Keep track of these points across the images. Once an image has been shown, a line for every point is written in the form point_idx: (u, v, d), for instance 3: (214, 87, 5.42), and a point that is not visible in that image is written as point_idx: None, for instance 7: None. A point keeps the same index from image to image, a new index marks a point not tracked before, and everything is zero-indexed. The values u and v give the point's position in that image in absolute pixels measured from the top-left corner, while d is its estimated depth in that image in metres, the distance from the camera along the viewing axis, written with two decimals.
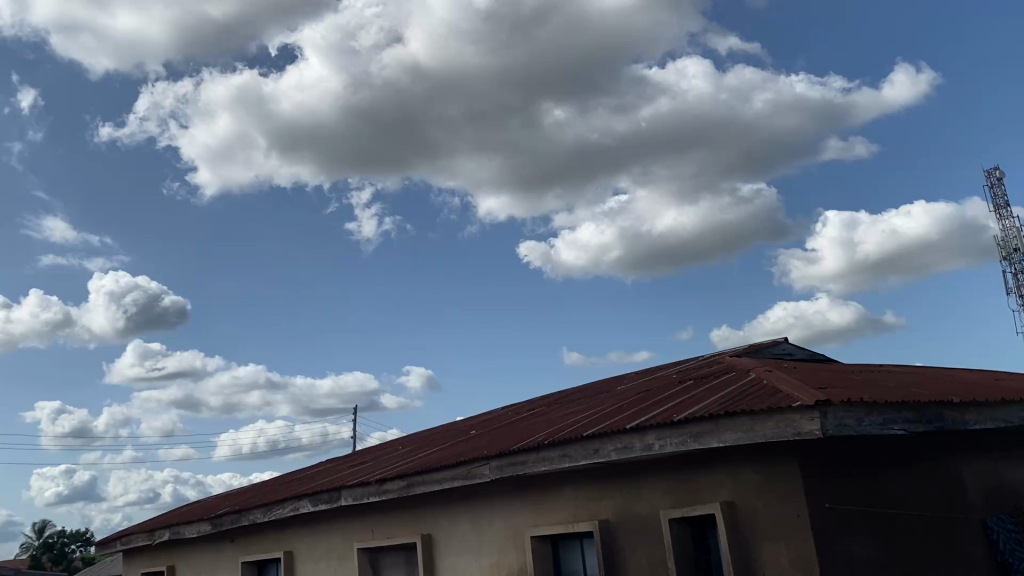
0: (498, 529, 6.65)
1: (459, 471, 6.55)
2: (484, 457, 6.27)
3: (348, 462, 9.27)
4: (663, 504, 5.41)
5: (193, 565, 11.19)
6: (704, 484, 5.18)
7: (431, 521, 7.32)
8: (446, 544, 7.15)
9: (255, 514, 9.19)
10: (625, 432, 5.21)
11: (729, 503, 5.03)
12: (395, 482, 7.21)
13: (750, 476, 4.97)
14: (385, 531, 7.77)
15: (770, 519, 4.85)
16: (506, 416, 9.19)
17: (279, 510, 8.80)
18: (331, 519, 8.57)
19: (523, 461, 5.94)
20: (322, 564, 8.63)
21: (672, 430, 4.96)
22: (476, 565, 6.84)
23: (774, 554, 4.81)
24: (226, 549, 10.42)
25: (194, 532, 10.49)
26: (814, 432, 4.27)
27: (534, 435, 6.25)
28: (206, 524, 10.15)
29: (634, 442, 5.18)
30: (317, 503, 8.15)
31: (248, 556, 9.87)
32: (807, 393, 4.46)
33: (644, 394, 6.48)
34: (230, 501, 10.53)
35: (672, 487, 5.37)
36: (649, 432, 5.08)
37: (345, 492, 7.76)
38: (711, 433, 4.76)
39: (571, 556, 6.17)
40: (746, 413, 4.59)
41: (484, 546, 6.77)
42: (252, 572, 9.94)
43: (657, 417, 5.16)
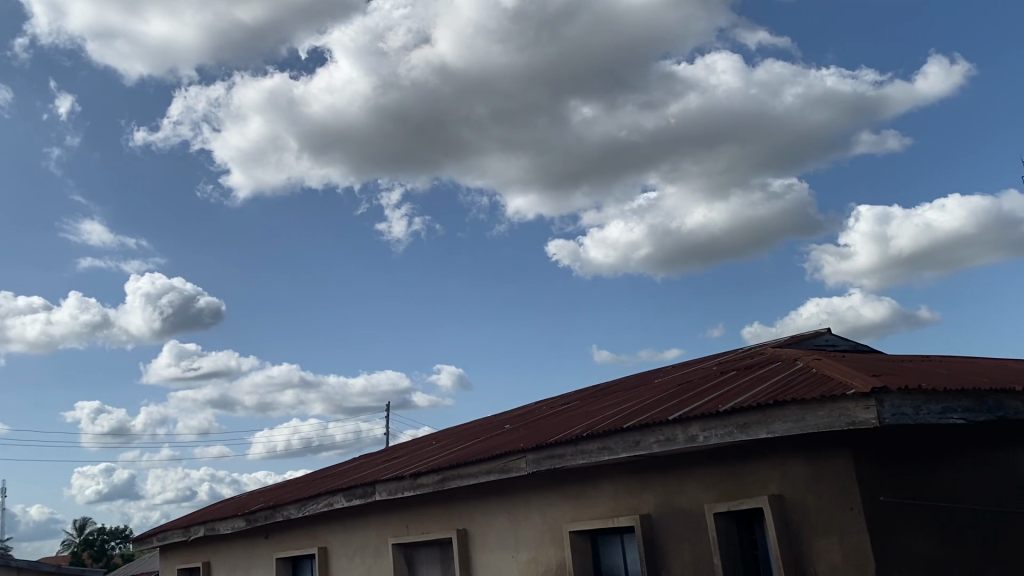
0: (535, 525, 6.50)
1: (496, 464, 6.40)
2: (520, 451, 6.11)
3: (381, 457, 9.17)
4: (707, 498, 5.22)
5: (228, 561, 11.18)
6: (751, 477, 4.99)
7: (467, 517, 7.19)
8: (482, 540, 7.02)
9: (289, 510, 9.13)
10: (667, 423, 5.02)
11: (777, 496, 4.83)
12: (429, 477, 7.08)
13: (799, 468, 4.76)
14: (419, 526, 7.65)
15: (821, 513, 4.64)
16: (541, 410, 9.03)
17: (312, 505, 8.72)
18: (364, 515, 8.48)
19: (561, 454, 5.78)
20: (357, 560, 8.55)
21: (717, 420, 4.77)
22: (513, 561, 6.69)
23: (826, 549, 4.61)
24: (260, 545, 10.39)
25: (228, 529, 10.47)
26: (870, 421, 4.06)
27: (572, 427, 6.08)
28: (240, 520, 10.12)
29: (677, 433, 4.99)
30: (351, 498, 8.06)
31: (283, 552, 9.82)
32: (862, 380, 4.24)
33: (685, 385, 6.28)
34: (264, 497, 10.50)
35: (716, 480, 5.18)
36: (693, 423, 4.90)
37: (379, 487, 7.65)
38: (758, 423, 4.57)
39: (611, 552, 6.00)
40: (796, 402, 4.39)
41: (521, 542, 6.62)
42: (287, 568, 9.89)
43: (701, 408, 4.97)
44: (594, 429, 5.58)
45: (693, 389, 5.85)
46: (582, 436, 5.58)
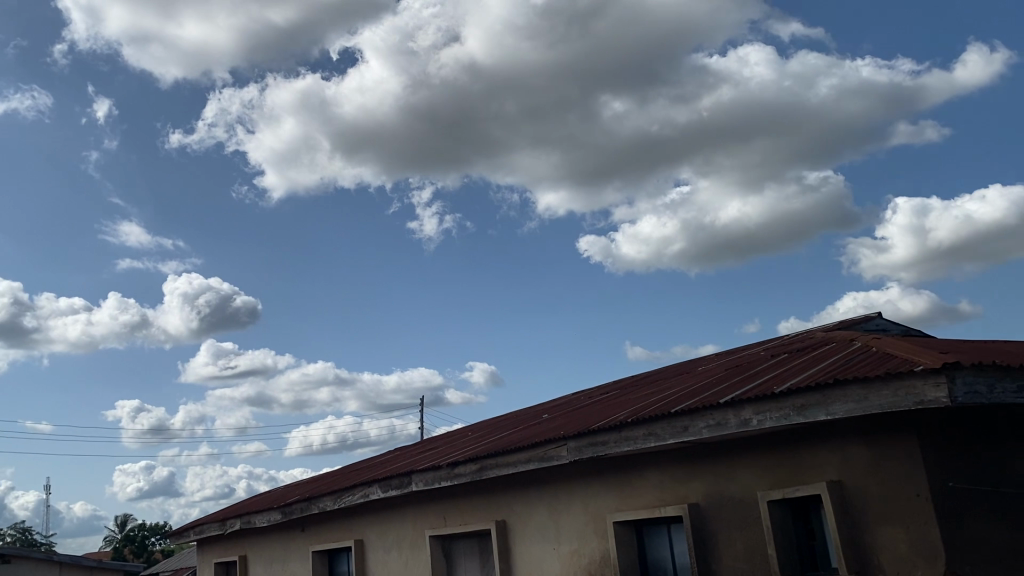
0: (578, 515, 6.28)
1: (535, 453, 6.19)
2: (561, 438, 5.90)
3: (417, 448, 9.01)
4: (761, 485, 4.96)
5: (264, 554, 11.12)
6: (807, 463, 4.73)
7: (505, 507, 6.99)
8: (522, 531, 6.82)
9: (324, 502, 9.01)
10: (718, 407, 4.78)
11: (837, 483, 4.57)
12: (467, 466, 6.89)
13: (860, 453, 4.50)
14: (457, 518, 7.47)
15: (884, 500, 4.37)
16: (580, 399, 8.80)
17: (348, 497, 8.60)
18: (401, 507, 8.33)
19: (604, 441, 5.55)
20: (393, 552, 8.40)
21: (772, 403, 4.52)
22: (554, 553, 6.49)
23: (890, 538, 4.33)
24: (296, 538, 10.31)
25: (264, 521, 10.40)
26: (940, 400, 3.78)
27: (616, 414, 5.85)
28: (276, 513, 10.04)
29: (729, 418, 4.74)
30: (388, 489, 7.90)
31: (319, 545, 9.72)
32: (930, 357, 3.97)
33: (732, 370, 6.01)
34: (299, 490, 10.41)
35: (770, 467, 4.92)
36: (746, 406, 4.65)
37: (416, 477, 7.49)
38: (817, 405, 4.31)
39: (658, 543, 5.77)
40: (858, 382, 4.12)
41: (563, 533, 6.40)
42: (323, 561, 9.80)
43: (754, 390, 4.72)
44: (639, 415, 5.35)
45: (742, 373, 5.58)
46: (627, 422, 5.35)
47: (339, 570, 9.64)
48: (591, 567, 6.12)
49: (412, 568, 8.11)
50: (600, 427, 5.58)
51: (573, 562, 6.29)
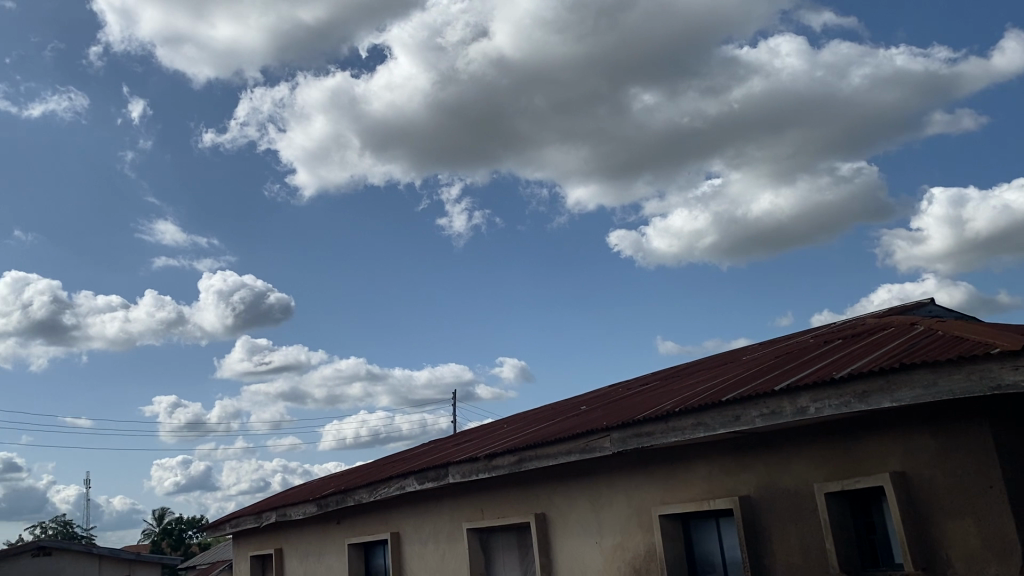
0: (621, 509, 6.07)
1: (577, 444, 5.99)
2: (604, 429, 5.69)
3: (453, 440, 8.85)
4: (816, 477, 4.72)
5: (299, 547, 11.05)
6: (867, 453, 4.48)
7: (545, 500, 6.80)
8: (562, 525, 6.62)
9: (360, 494, 8.89)
10: (773, 395, 4.55)
11: (900, 473, 4.31)
12: (505, 458, 6.71)
13: (925, 442, 4.24)
14: (495, 511, 7.30)
15: (953, 492, 4.12)
16: (620, 390, 8.58)
17: (384, 489, 8.46)
18: (437, 500, 8.18)
19: (650, 431, 5.34)
20: (430, 546, 8.26)
21: (831, 390, 4.28)
22: (596, 547, 6.29)
23: (960, 532, 4.08)
24: (332, 531, 10.21)
25: (300, 514, 10.32)
26: (1020, 384, 3.53)
27: (661, 403, 5.63)
28: (311, 505, 9.95)
29: (784, 406, 4.51)
30: (424, 481, 7.75)
31: (354, 538, 9.61)
32: (1007, 338, 3.71)
33: (782, 358, 5.76)
34: (334, 483, 10.31)
35: (827, 457, 4.68)
36: (803, 393, 4.41)
37: (452, 469, 7.33)
38: (881, 391, 4.06)
39: (706, 536, 5.55)
40: (927, 366, 3.87)
41: (606, 527, 6.20)
42: (359, 554, 9.70)
43: (812, 377, 4.48)
44: (687, 404, 5.12)
45: (794, 360, 5.33)
46: (674, 411, 5.13)
47: (374, 563, 9.53)
48: (635, 561, 5.91)
49: (449, 561, 7.96)
50: (645, 416, 5.37)
51: (616, 557, 6.08)
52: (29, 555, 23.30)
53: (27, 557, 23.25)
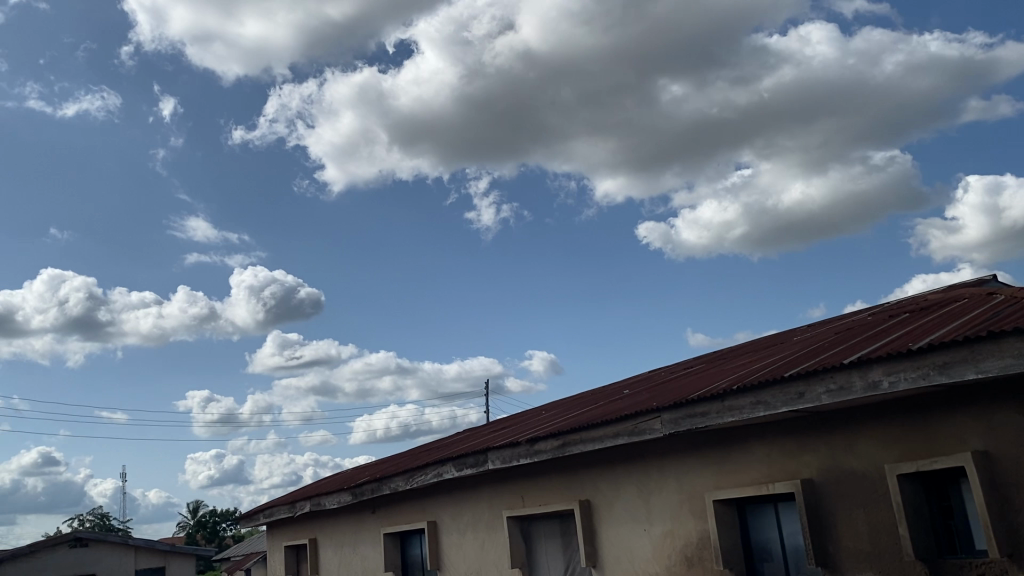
0: (671, 495, 5.79)
1: (624, 426, 5.71)
2: (653, 410, 5.41)
3: (491, 426, 8.60)
4: (887, 457, 4.41)
5: (334, 537, 10.88)
6: (944, 431, 4.16)
7: (589, 486, 6.54)
8: (608, 512, 6.35)
9: (396, 482, 8.69)
10: (841, 369, 4.23)
11: (982, 453, 3.98)
12: (547, 442, 6.46)
13: (1011, 418, 3.91)
14: (536, 498, 7.05)
15: None
16: (664, 374, 8.28)
17: (421, 476, 8.25)
18: (475, 487, 7.95)
19: (704, 412, 5.05)
20: (468, 535, 8.03)
21: (907, 362, 3.96)
22: (645, 535, 6.01)
23: None
24: (367, 520, 10.02)
25: (334, 503, 10.15)
26: None
27: (714, 382, 5.34)
28: (346, 495, 9.77)
29: (853, 381, 4.20)
30: (462, 468, 7.52)
31: (390, 527, 9.41)
32: None
33: (842, 334, 5.44)
34: (369, 471, 10.13)
35: (899, 436, 4.36)
36: (874, 367, 4.10)
37: (492, 454, 7.09)
38: (964, 362, 3.74)
39: (764, 523, 5.26)
40: (1018, 333, 3.54)
41: (655, 513, 5.92)
42: (395, 544, 9.49)
43: (883, 349, 4.16)
44: (744, 382, 4.83)
45: (858, 335, 5.01)
46: (730, 390, 4.84)
47: (411, 553, 9.33)
48: (687, 549, 5.63)
49: (489, 550, 7.73)
50: (698, 396, 5.08)
51: (666, 544, 5.81)
52: (66, 546, 23.42)
53: (65, 548, 23.39)
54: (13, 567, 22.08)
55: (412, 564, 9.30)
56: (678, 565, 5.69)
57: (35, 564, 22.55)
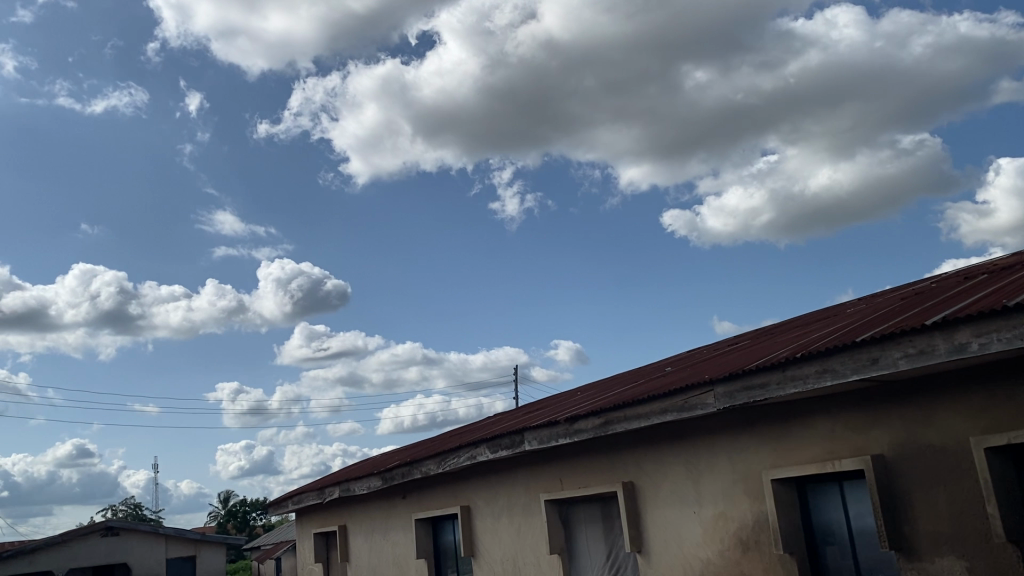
0: (724, 475, 5.40)
1: (672, 402, 5.32)
2: (706, 383, 5.01)
3: (526, 407, 8.24)
4: (971, 430, 3.99)
5: (365, 524, 10.61)
6: None
7: (633, 467, 6.17)
8: (654, 493, 5.98)
9: (428, 466, 8.37)
10: (921, 331, 3.82)
11: None
12: (588, 421, 6.09)
13: None
14: (576, 480, 6.69)
15: None
16: (708, 351, 7.87)
17: (454, 460, 7.92)
18: (511, 470, 7.61)
19: (763, 383, 4.65)
20: (503, 520, 7.70)
21: (999, 322, 3.54)
22: (694, 517, 5.64)
23: None
24: (398, 506, 9.72)
25: (364, 489, 9.87)
26: None
27: (772, 352, 4.94)
28: (377, 480, 9.48)
29: (936, 344, 3.78)
30: (497, 449, 7.18)
31: (421, 513, 9.11)
32: None
33: (910, 300, 5.01)
34: (399, 456, 9.83)
35: (985, 406, 3.94)
36: (961, 328, 3.68)
37: (529, 435, 6.73)
38: None
39: (828, 503, 4.86)
40: None
41: (706, 495, 5.55)
42: (426, 530, 9.19)
43: (971, 308, 3.74)
44: (808, 349, 4.43)
45: (933, 298, 4.58)
46: (793, 358, 4.44)
47: (443, 540, 9.03)
48: (742, 532, 5.26)
49: (525, 536, 7.40)
50: (756, 366, 4.68)
51: (718, 527, 5.44)
52: (98, 535, 23.43)
53: (97, 537, 23.40)
54: (46, 556, 22.12)
55: (445, 551, 8.99)
56: (732, 549, 5.32)
57: (68, 553, 22.57)
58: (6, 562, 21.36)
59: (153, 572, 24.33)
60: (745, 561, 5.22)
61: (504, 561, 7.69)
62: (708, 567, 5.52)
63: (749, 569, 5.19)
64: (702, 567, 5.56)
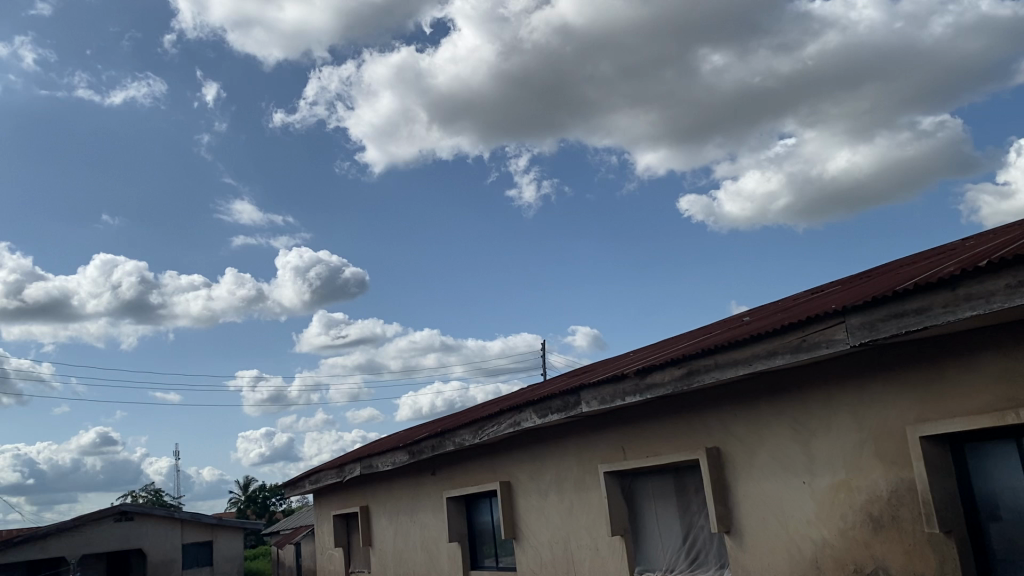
0: (847, 435, 4.28)
1: (782, 342, 4.17)
2: (835, 315, 3.87)
3: (577, 369, 7.13)
4: None
5: (389, 504, 9.58)
6: None
7: (719, 429, 5.05)
8: (747, 461, 4.88)
9: (463, 436, 7.30)
10: None
11: None
12: (664, 374, 4.95)
13: None
14: (644, 447, 5.58)
15: None
16: (792, 299, 6.70)
17: (493, 428, 6.84)
18: (560, 439, 6.52)
19: (920, 308, 3.51)
20: (552, 496, 6.62)
21: None
22: (803, 489, 4.53)
23: None
24: (426, 483, 8.67)
25: (388, 465, 8.82)
26: None
27: (921, 271, 3.79)
28: (402, 454, 8.44)
29: None
30: (547, 413, 6.07)
31: (454, 491, 8.06)
32: None
33: None
34: (427, 428, 8.76)
35: None
36: None
37: (586, 394, 5.62)
38: None
39: (1001, 467, 3.74)
40: None
41: (820, 460, 4.44)
42: (459, 510, 8.14)
43: None
44: (990, 258, 3.27)
45: None
46: (969, 271, 3.29)
47: (479, 521, 7.96)
48: (872, 506, 4.15)
49: (578, 515, 6.32)
50: (910, 286, 3.53)
51: (838, 500, 4.33)
52: (112, 520, 22.50)
53: (110, 522, 22.50)
54: (58, 541, 21.27)
55: (481, 533, 7.94)
56: (858, 527, 4.21)
57: (81, 538, 21.69)
58: (19, 547, 20.54)
59: (168, 558, 23.49)
60: (878, 542, 4.11)
61: (553, 545, 6.61)
62: (823, 551, 4.41)
63: (884, 552, 4.08)
64: (815, 550, 4.45)
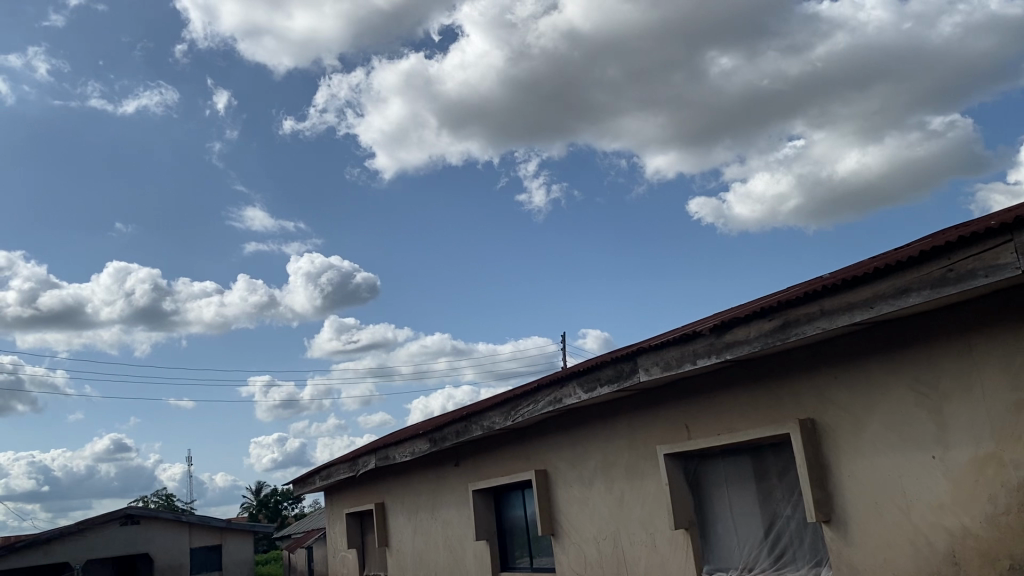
0: (995, 396, 3.37)
1: (918, 276, 3.26)
2: (1001, 232, 2.96)
3: None
4: None
5: (407, 500, 8.69)
6: None
7: (814, 398, 4.14)
8: (853, 434, 3.96)
9: (492, 419, 6.40)
10: None
11: None
12: (750, 328, 4.03)
13: None
14: (715, 424, 4.67)
15: None
16: None
17: (529, 408, 5.93)
18: (609, 419, 5.62)
19: None
20: (599, 485, 5.71)
21: None
22: (934, 466, 3.61)
23: None
24: (449, 475, 7.78)
25: (407, 456, 7.93)
26: None
27: None
28: (422, 443, 7.55)
29: None
30: (595, 387, 5.17)
31: (481, 483, 7.16)
32: None
33: None
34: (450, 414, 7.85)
35: None
36: None
37: (646, 360, 4.71)
38: None
39: None
40: None
41: (956, 429, 3.52)
42: (486, 505, 7.25)
43: None
44: None
45: None
46: None
47: (510, 517, 7.06)
48: None
49: (631, 505, 5.41)
50: None
51: (984, 478, 3.42)
52: (116, 523, 21.66)
53: (116, 525, 21.68)
54: (61, 546, 20.43)
55: (512, 530, 7.04)
56: (1015, 511, 3.30)
57: (84, 544, 20.83)
58: (20, 552, 19.67)
59: (176, 562, 22.68)
60: None
61: (600, 541, 5.70)
62: (963, 543, 3.49)
63: None
64: (951, 542, 3.53)
